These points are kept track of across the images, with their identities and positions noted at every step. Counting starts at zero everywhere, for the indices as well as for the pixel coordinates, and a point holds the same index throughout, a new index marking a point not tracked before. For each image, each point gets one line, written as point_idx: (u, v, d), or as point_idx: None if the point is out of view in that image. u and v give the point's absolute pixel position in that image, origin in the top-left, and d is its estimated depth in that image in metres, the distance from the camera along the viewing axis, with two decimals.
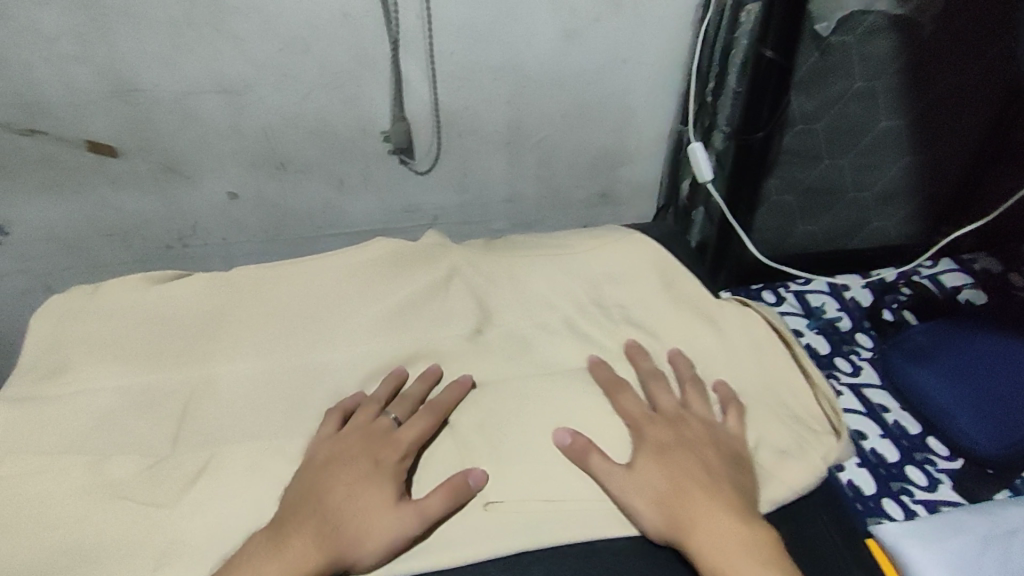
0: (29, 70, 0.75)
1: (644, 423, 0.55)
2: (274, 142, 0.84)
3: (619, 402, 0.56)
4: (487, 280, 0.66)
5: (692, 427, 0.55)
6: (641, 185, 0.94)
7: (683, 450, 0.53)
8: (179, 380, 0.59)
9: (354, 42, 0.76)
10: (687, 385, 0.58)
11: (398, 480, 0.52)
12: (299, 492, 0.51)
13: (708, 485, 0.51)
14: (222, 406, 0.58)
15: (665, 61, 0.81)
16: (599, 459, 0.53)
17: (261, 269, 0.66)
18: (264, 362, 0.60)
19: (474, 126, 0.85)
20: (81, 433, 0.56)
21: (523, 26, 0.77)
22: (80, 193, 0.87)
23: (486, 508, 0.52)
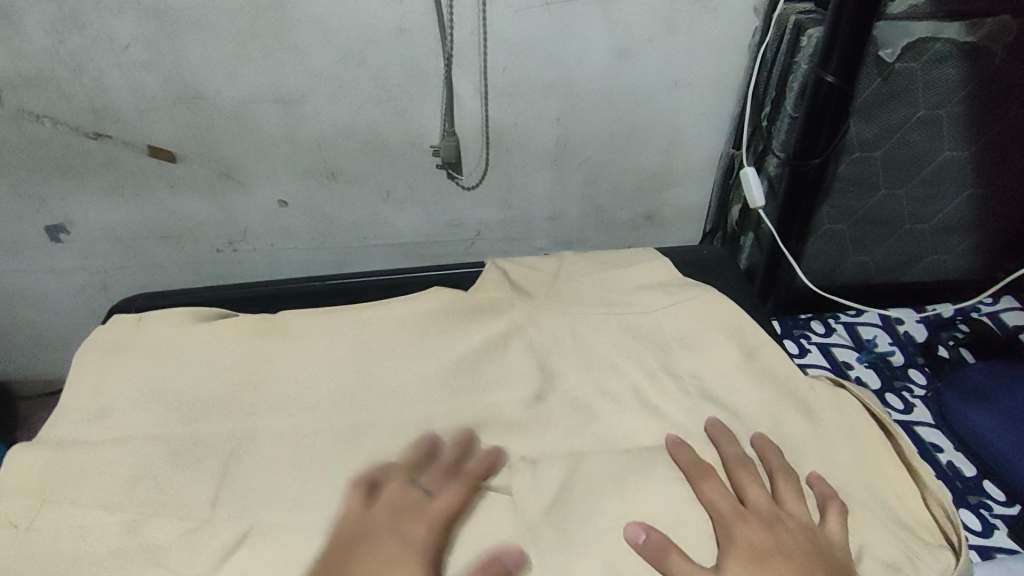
0: (101, 75, 0.78)
1: (735, 518, 0.47)
2: (326, 152, 0.86)
3: (705, 490, 0.49)
4: (549, 338, 0.62)
5: (791, 529, 0.47)
6: (688, 209, 0.93)
7: (778, 540, 0.46)
8: (222, 438, 0.55)
9: (410, 56, 0.77)
10: (778, 479, 0.51)
11: (429, 556, 0.45)
12: (311, 573, 0.45)
13: None
14: (265, 472, 0.53)
15: (718, 84, 0.80)
16: (680, 561, 0.44)
17: (314, 318, 0.63)
18: (310, 421, 0.56)
19: (523, 142, 0.85)
20: (117, 490, 0.52)
21: (576, 44, 0.77)
22: (140, 195, 0.90)
23: None
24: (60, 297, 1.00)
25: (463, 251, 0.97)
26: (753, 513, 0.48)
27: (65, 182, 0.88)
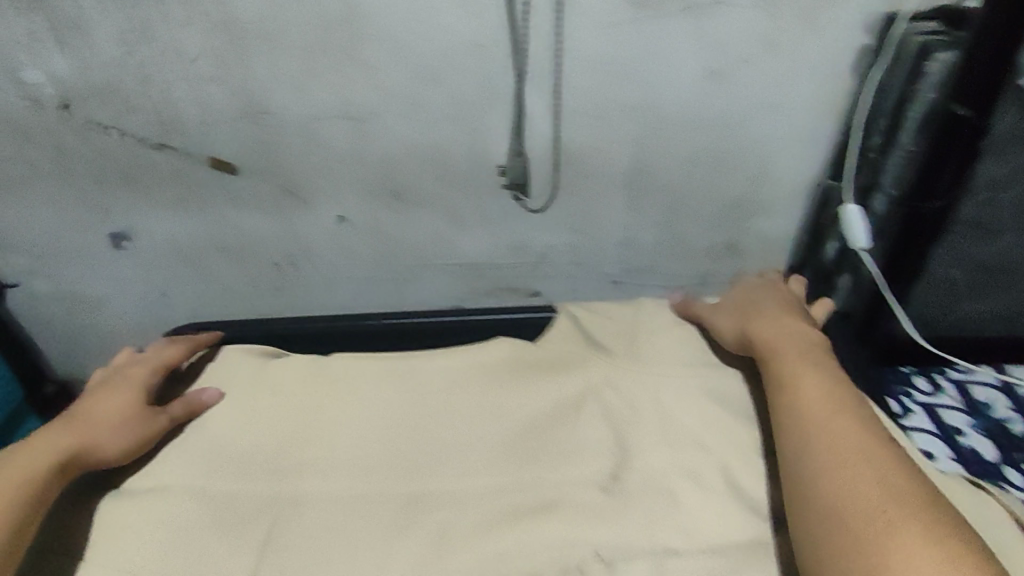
0: (169, 88, 0.77)
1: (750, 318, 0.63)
2: (389, 170, 0.82)
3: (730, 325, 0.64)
4: (628, 404, 0.60)
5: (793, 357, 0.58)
6: (773, 240, 0.86)
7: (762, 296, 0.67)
8: (268, 497, 0.56)
9: (481, 73, 0.73)
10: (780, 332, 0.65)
11: (110, 427, 0.58)
12: (99, 414, 0.59)
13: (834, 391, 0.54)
14: (305, 533, 0.53)
15: (817, 106, 0.73)
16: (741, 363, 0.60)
17: (387, 370, 0.64)
18: (362, 485, 0.56)
19: (596, 165, 0.80)
20: (159, 548, 0.53)
21: (661, 61, 0.71)
22: (201, 207, 0.89)
23: None
24: (121, 304, 1.01)
25: (526, 274, 0.93)
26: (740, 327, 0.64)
27: (130, 192, 0.88)
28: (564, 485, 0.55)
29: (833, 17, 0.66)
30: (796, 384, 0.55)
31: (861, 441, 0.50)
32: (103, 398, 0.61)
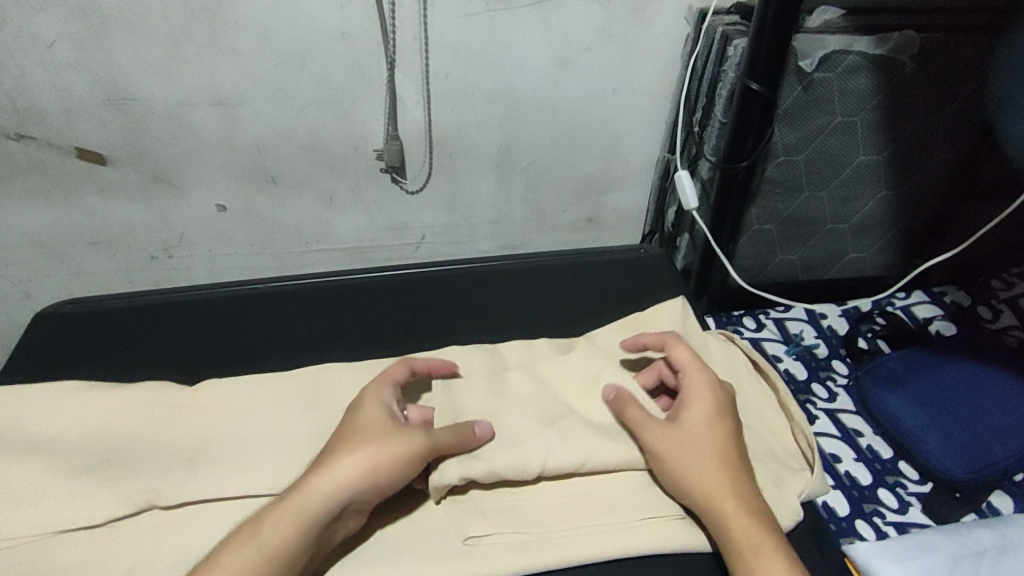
0: (24, 74, 0.74)
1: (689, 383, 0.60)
2: (266, 156, 0.84)
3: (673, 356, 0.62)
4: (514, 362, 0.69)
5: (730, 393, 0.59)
6: (627, 212, 0.96)
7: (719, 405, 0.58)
8: (157, 424, 0.61)
9: (352, 59, 0.77)
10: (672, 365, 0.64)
11: None
12: None
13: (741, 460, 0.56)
14: (213, 423, 0.61)
15: (652, 89, 0.84)
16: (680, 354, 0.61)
17: (268, 413, 0.63)
18: (250, 420, 0.62)
19: (465, 148, 0.86)
20: (55, 454, 0.58)
21: (517, 51, 0.78)
22: (66, 200, 0.85)
23: (465, 543, 0.54)
24: None
25: (408, 254, 0.97)
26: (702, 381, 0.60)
27: None
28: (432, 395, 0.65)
29: (658, 10, 0.77)
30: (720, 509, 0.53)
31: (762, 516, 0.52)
32: (348, 431, 0.54)
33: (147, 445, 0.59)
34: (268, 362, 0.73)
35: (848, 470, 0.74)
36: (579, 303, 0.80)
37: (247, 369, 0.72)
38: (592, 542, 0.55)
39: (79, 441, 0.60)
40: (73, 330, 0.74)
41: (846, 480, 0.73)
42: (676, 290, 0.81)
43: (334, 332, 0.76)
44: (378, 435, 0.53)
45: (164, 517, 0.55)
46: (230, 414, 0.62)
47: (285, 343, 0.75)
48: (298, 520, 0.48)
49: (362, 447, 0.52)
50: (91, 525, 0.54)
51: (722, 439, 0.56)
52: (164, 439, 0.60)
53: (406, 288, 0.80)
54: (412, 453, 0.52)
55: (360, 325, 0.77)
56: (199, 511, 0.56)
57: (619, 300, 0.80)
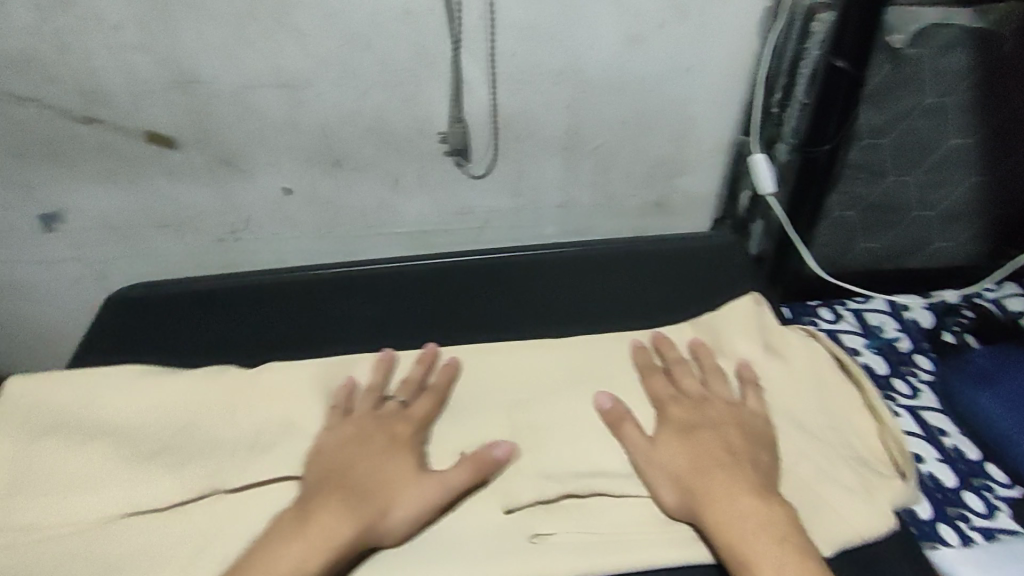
0: (95, 58, 0.75)
1: (669, 403, 0.63)
2: (331, 139, 0.84)
3: (651, 383, 0.65)
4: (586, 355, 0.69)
5: (715, 405, 0.62)
6: (695, 196, 0.93)
7: (686, 421, 0.61)
8: (238, 414, 0.63)
9: (416, 39, 0.75)
10: (674, 364, 0.67)
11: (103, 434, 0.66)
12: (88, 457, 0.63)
13: (729, 466, 0.56)
14: (292, 411, 0.63)
15: (727, 67, 0.80)
16: (660, 382, 0.65)
17: (348, 403, 0.64)
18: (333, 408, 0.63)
19: (532, 130, 0.84)
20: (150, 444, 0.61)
21: (585, 29, 0.76)
22: (136, 183, 0.87)
23: (533, 540, 0.56)
24: (54, 291, 0.97)
25: (471, 238, 0.96)
26: (687, 397, 0.63)
27: (58, 170, 0.84)
28: (507, 392, 0.66)
29: None
30: (707, 514, 0.54)
31: (750, 526, 0.52)
32: (376, 485, 0.56)
33: (220, 432, 0.62)
34: (341, 346, 0.74)
35: (931, 471, 0.72)
36: (649, 291, 0.78)
37: (314, 351, 0.74)
38: (674, 547, 0.56)
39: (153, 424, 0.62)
40: (148, 315, 0.76)
41: (930, 480, 0.71)
42: (744, 280, 0.79)
43: (399, 315, 0.76)
44: (407, 484, 0.56)
45: (258, 504, 0.58)
46: (305, 405, 0.63)
47: (356, 328, 0.76)
48: (329, 549, 0.51)
49: (336, 497, 0.55)
50: (165, 511, 0.57)
51: (699, 453, 0.58)
52: (245, 427, 0.62)
53: (473, 278, 0.80)
54: (672, 466, 0.57)
55: (430, 311, 0.77)
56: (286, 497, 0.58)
57: (689, 289, 0.79)
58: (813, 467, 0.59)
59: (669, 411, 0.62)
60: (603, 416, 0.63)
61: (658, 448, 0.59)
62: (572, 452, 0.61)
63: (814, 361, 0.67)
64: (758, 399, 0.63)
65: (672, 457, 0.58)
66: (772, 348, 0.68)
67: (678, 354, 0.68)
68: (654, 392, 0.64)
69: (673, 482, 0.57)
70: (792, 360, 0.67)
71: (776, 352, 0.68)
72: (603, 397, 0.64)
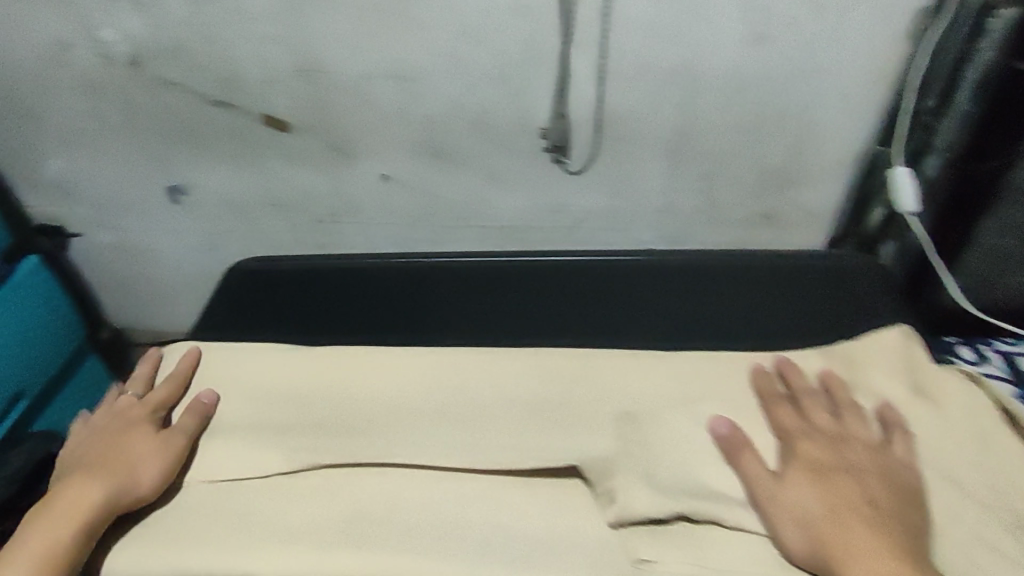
0: (230, 46, 0.79)
1: (797, 436, 0.59)
2: (436, 130, 0.84)
3: (776, 412, 0.62)
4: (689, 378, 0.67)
5: (855, 447, 0.58)
6: (815, 211, 0.85)
7: (817, 459, 0.57)
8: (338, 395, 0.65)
9: (530, 33, 0.73)
10: (804, 395, 0.63)
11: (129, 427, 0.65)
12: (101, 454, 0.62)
13: (868, 517, 0.52)
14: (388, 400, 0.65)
15: (869, 71, 0.72)
16: (786, 412, 0.61)
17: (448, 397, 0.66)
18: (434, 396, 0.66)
19: (638, 131, 0.80)
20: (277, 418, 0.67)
21: (710, 26, 0.70)
22: (255, 164, 0.91)
23: (637, 565, 0.56)
24: (179, 258, 1.05)
25: (563, 238, 0.93)
26: (821, 433, 0.59)
27: (189, 149, 0.91)
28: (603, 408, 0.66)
29: None
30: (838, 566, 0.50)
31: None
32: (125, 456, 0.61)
33: (342, 410, 0.67)
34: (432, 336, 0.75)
35: None
36: None
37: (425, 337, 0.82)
38: None
39: (270, 400, 0.68)
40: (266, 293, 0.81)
41: None
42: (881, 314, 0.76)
43: (500, 312, 0.81)
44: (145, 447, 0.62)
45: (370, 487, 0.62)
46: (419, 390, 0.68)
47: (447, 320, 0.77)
48: (79, 519, 0.56)
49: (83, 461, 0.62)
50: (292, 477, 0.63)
51: (832, 498, 0.54)
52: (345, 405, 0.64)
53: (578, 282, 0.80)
54: (800, 507, 0.54)
55: None
56: (400, 482, 0.63)
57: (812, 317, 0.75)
58: (967, 532, 0.55)
59: (800, 445, 0.58)
60: (717, 441, 0.60)
61: (784, 485, 0.55)
62: (666, 477, 0.58)
63: (968, 410, 0.61)
64: (908, 447, 0.59)
65: (803, 497, 0.54)
66: (917, 391, 0.64)
67: (807, 384, 0.64)
68: (780, 422, 0.61)
69: (800, 524, 0.53)
70: (946, 408, 0.62)
71: (923, 396, 0.63)
72: (718, 421, 0.60)
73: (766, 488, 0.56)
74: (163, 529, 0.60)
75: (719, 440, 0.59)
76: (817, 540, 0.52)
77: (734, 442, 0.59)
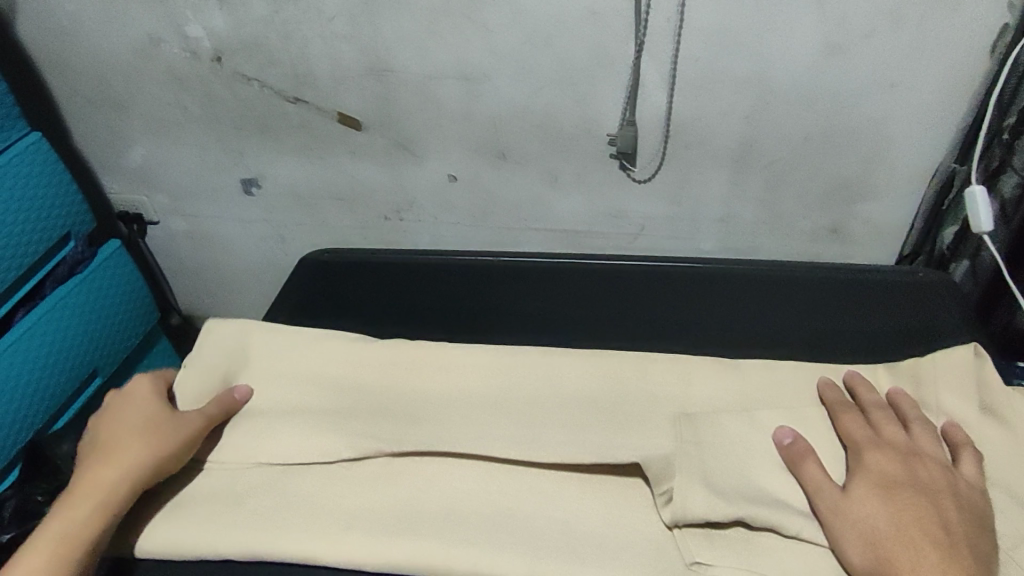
0: (307, 45, 0.83)
1: (867, 448, 0.59)
2: (500, 132, 0.86)
3: (845, 423, 0.61)
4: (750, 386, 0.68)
5: (928, 466, 0.57)
6: (882, 226, 0.84)
7: (885, 474, 0.56)
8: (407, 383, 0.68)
9: (599, 39, 0.75)
10: (874, 410, 0.63)
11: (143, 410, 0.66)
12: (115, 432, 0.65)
13: (936, 539, 0.51)
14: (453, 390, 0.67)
15: (945, 87, 0.71)
16: (856, 424, 0.61)
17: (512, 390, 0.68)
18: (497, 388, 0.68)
19: (703, 139, 0.80)
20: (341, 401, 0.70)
21: (781, 36, 0.70)
22: (324, 158, 0.95)
23: (692, 567, 0.56)
24: (248, 247, 1.10)
25: (622, 244, 0.94)
26: (891, 448, 0.59)
27: (262, 142, 0.95)
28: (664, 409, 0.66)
29: None
30: None
31: None
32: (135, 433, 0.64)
33: (408, 398, 0.70)
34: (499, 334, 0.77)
35: None
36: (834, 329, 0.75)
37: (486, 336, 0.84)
38: None
39: (337, 381, 0.71)
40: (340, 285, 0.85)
41: None
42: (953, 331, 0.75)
43: (562, 313, 0.82)
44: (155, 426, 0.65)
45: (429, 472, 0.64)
46: (485, 383, 0.70)
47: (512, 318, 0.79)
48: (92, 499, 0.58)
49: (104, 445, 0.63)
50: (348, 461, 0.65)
51: (900, 515, 0.53)
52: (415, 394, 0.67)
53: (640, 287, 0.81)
54: (868, 523, 0.53)
55: None
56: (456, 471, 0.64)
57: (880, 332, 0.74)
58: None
59: (870, 460, 0.58)
60: (780, 451, 0.60)
61: (849, 498, 0.55)
62: (724, 482, 0.59)
63: None
64: (977, 470, 0.58)
65: (869, 511, 0.54)
66: (988, 410, 0.63)
67: (876, 399, 0.64)
68: (848, 435, 0.61)
69: (862, 539, 0.53)
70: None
71: (995, 416, 0.63)
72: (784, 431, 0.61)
73: (830, 500, 0.56)
74: (234, 499, 0.64)
75: (784, 449, 0.60)
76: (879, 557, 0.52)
77: (799, 452, 0.59)
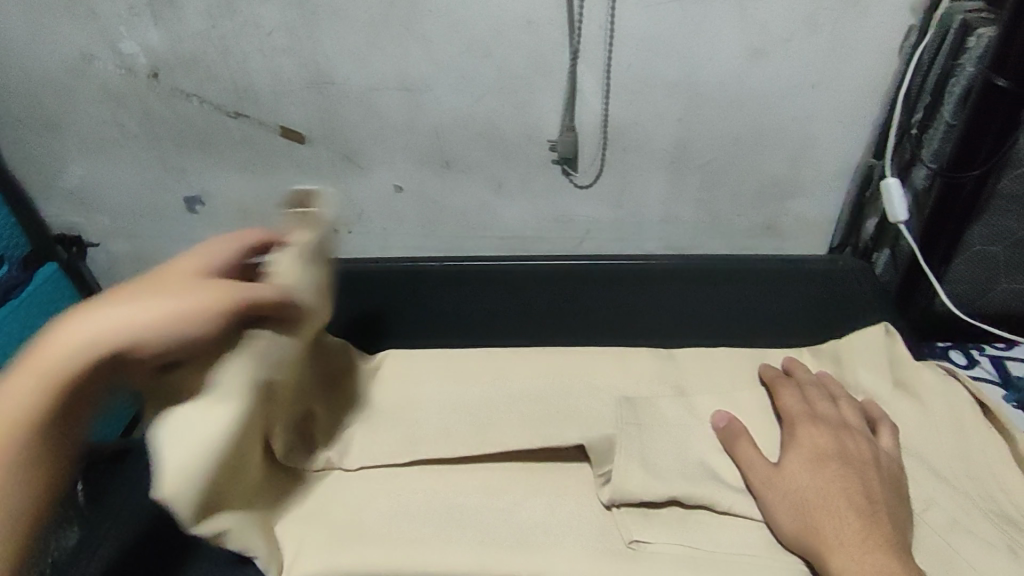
0: (246, 59, 0.82)
1: (800, 423, 0.61)
2: (444, 140, 0.87)
3: (783, 401, 0.65)
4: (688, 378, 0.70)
5: (855, 437, 0.59)
6: (811, 220, 0.88)
7: (815, 446, 0.59)
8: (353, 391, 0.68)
9: (535, 47, 0.77)
10: (808, 387, 0.66)
11: None
12: None
13: (858, 502, 0.53)
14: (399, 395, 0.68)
15: (859, 87, 0.76)
16: (791, 402, 0.64)
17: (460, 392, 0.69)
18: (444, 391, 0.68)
19: (640, 143, 0.83)
20: None
21: (706, 41, 0.74)
22: (268, 173, 0.94)
23: (632, 547, 0.57)
24: None
25: (570, 248, 0.96)
26: (824, 421, 0.61)
27: (204, 158, 0.93)
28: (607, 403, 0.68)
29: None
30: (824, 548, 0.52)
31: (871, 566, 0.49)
32: None
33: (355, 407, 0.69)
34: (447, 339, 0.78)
35: None
36: None
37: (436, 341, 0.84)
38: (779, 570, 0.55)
39: None
40: None
41: None
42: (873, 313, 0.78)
43: (509, 316, 0.83)
44: None
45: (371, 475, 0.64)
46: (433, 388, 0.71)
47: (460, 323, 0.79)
48: None
49: None
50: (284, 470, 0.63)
51: (826, 482, 0.55)
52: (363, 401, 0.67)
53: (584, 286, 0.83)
54: (798, 493, 0.56)
55: None
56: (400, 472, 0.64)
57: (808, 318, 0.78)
58: (945, 515, 0.58)
59: (801, 434, 0.60)
60: (719, 433, 0.63)
61: (780, 471, 0.58)
62: (666, 469, 0.61)
63: (952, 406, 0.64)
64: (894, 440, 0.61)
65: (797, 481, 0.56)
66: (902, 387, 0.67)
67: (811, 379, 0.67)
68: (785, 414, 0.63)
69: (792, 508, 0.55)
70: (929, 404, 0.65)
71: (910, 393, 0.67)
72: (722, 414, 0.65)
73: (764, 474, 0.58)
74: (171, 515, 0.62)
75: (725, 431, 0.63)
76: (807, 524, 0.53)
77: (737, 432, 0.62)
